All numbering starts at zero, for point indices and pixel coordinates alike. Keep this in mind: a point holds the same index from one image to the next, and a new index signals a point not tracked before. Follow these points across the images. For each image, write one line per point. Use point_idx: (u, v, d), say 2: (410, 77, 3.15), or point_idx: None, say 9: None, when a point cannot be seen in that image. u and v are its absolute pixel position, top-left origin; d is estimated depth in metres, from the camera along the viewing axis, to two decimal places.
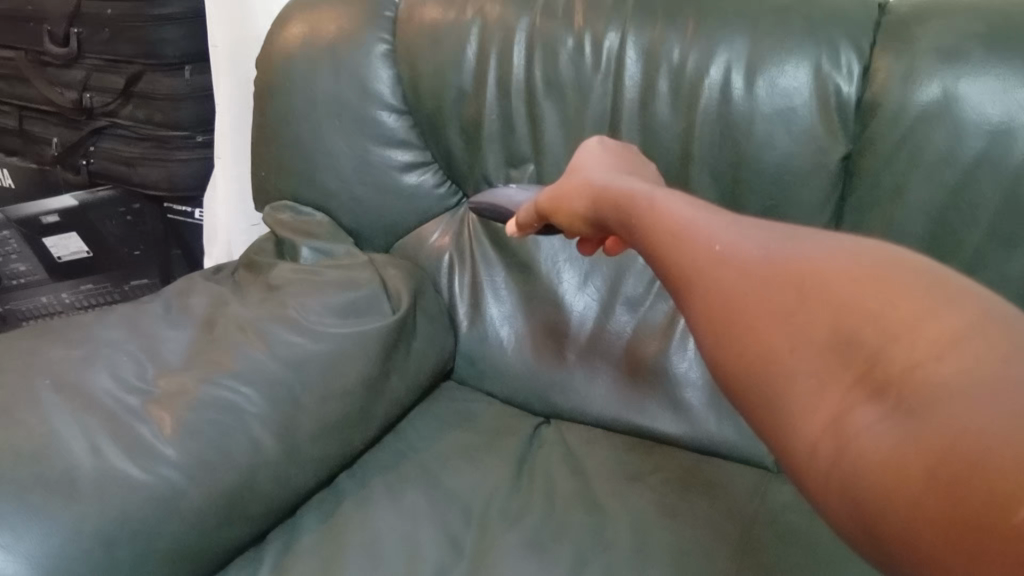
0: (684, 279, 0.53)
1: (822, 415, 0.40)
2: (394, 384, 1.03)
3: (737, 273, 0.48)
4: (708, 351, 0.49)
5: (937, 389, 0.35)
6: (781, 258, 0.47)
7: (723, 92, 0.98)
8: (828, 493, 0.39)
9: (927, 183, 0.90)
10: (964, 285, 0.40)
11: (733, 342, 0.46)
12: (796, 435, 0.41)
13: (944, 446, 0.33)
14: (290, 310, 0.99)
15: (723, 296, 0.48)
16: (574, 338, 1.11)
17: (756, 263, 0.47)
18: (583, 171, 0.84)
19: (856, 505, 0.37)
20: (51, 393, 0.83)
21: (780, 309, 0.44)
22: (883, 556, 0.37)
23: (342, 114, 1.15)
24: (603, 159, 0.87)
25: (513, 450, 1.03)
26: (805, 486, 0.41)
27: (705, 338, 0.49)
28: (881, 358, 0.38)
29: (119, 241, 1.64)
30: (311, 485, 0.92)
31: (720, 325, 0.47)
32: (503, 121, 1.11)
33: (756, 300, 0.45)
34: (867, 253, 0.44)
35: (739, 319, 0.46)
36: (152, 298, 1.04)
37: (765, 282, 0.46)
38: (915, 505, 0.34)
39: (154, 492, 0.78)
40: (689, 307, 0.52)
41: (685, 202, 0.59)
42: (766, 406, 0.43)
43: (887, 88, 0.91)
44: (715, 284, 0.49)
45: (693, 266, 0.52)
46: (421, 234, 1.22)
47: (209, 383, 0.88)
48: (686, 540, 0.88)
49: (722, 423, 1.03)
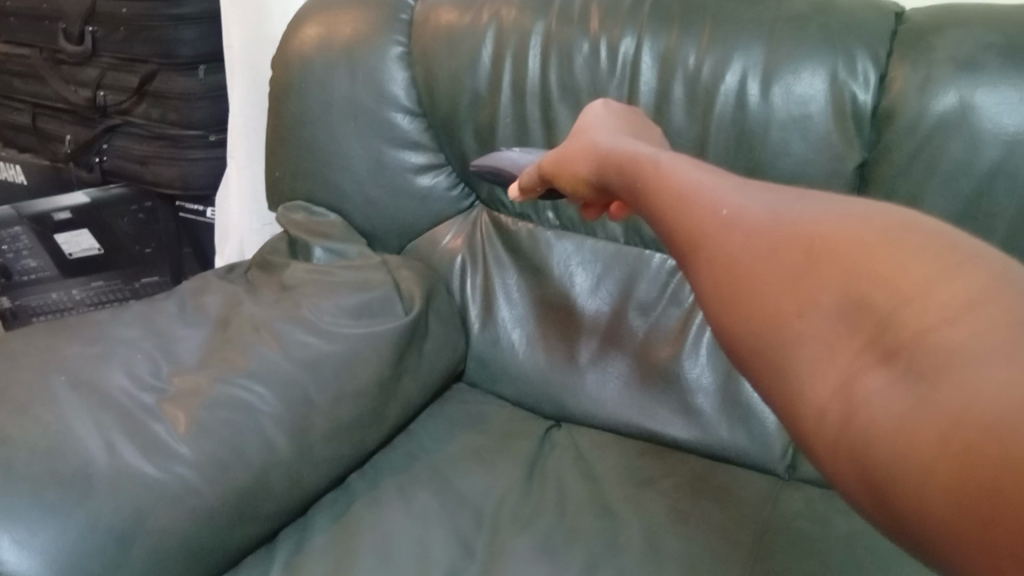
0: (690, 243, 0.53)
1: (831, 378, 0.40)
2: (406, 386, 1.03)
3: (745, 238, 0.48)
4: (717, 317, 0.49)
5: (948, 354, 0.35)
6: (789, 220, 0.47)
7: (739, 99, 0.98)
8: (835, 456, 0.40)
9: (942, 193, 0.91)
10: (980, 248, 0.39)
11: (744, 307, 0.46)
12: (804, 398, 0.41)
13: (956, 411, 0.33)
14: (303, 310, 0.99)
15: (732, 262, 0.48)
16: (585, 342, 1.11)
17: (765, 226, 0.47)
18: (590, 135, 0.83)
19: (864, 468, 0.37)
20: (67, 390, 0.83)
21: (789, 273, 0.44)
22: (889, 519, 0.37)
23: (357, 117, 1.16)
24: (607, 122, 0.86)
25: (523, 453, 1.03)
26: (811, 449, 0.42)
27: (713, 302, 0.49)
28: (892, 320, 0.38)
29: (132, 239, 1.64)
30: (323, 485, 0.93)
31: (730, 290, 0.47)
32: (517, 124, 1.12)
33: (766, 265, 0.46)
34: (878, 215, 0.44)
35: (748, 284, 0.46)
36: (167, 296, 1.04)
37: (774, 246, 0.46)
38: (925, 471, 0.34)
39: (169, 490, 0.78)
40: (698, 270, 0.52)
41: (693, 167, 0.59)
42: (776, 370, 0.43)
43: (903, 97, 0.91)
44: (724, 248, 0.49)
45: (700, 230, 0.52)
46: (434, 236, 1.22)
47: (223, 382, 0.89)
48: (696, 548, 0.88)
49: (733, 428, 1.03)
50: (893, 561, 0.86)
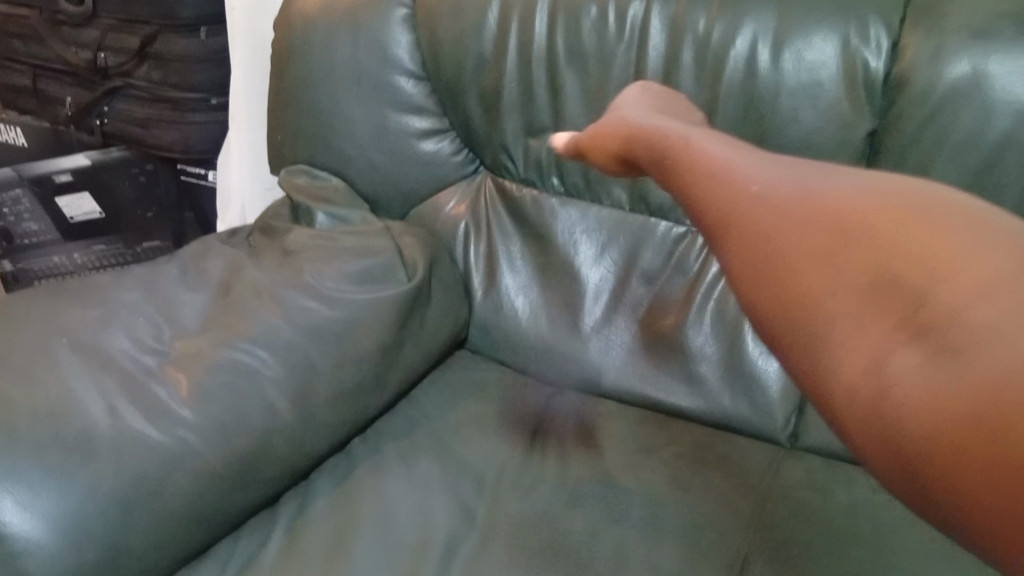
0: (711, 215, 0.53)
1: (857, 354, 0.41)
2: (408, 353, 1.03)
3: (773, 213, 0.49)
4: (739, 289, 0.50)
5: (982, 332, 0.36)
6: (819, 197, 0.48)
7: (748, 66, 0.96)
8: (860, 431, 0.41)
9: (952, 162, 0.89)
10: (1014, 233, 0.41)
11: (769, 281, 0.47)
12: (829, 372, 0.42)
13: (992, 389, 0.35)
14: (305, 276, 0.98)
15: (758, 234, 0.49)
16: (589, 311, 1.10)
17: (794, 203, 0.48)
18: (617, 109, 0.83)
19: (890, 443, 0.39)
20: (69, 353, 0.83)
21: (817, 249, 0.45)
22: (914, 492, 0.38)
23: (361, 81, 1.14)
24: (640, 99, 0.86)
25: (525, 420, 1.03)
26: (834, 422, 0.43)
27: (736, 276, 0.50)
28: (923, 298, 0.39)
29: (133, 203, 1.64)
30: (325, 449, 0.93)
31: (754, 264, 0.48)
32: (523, 89, 1.10)
33: (794, 241, 0.47)
34: (909, 196, 0.45)
35: (774, 258, 0.47)
36: (169, 259, 1.03)
37: (803, 223, 0.47)
38: (959, 445, 0.35)
39: (171, 454, 0.78)
40: (718, 244, 0.53)
41: (716, 139, 0.60)
42: (801, 343, 0.44)
43: (915, 65, 0.90)
44: (751, 223, 0.50)
45: (724, 201, 0.52)
46: (437, 202, 1.20)
47: (226, 347, 0.88)
48: (698, 516, 0.89)
49: (736, 397, 1.02)
50: (892, 532, 0.87)
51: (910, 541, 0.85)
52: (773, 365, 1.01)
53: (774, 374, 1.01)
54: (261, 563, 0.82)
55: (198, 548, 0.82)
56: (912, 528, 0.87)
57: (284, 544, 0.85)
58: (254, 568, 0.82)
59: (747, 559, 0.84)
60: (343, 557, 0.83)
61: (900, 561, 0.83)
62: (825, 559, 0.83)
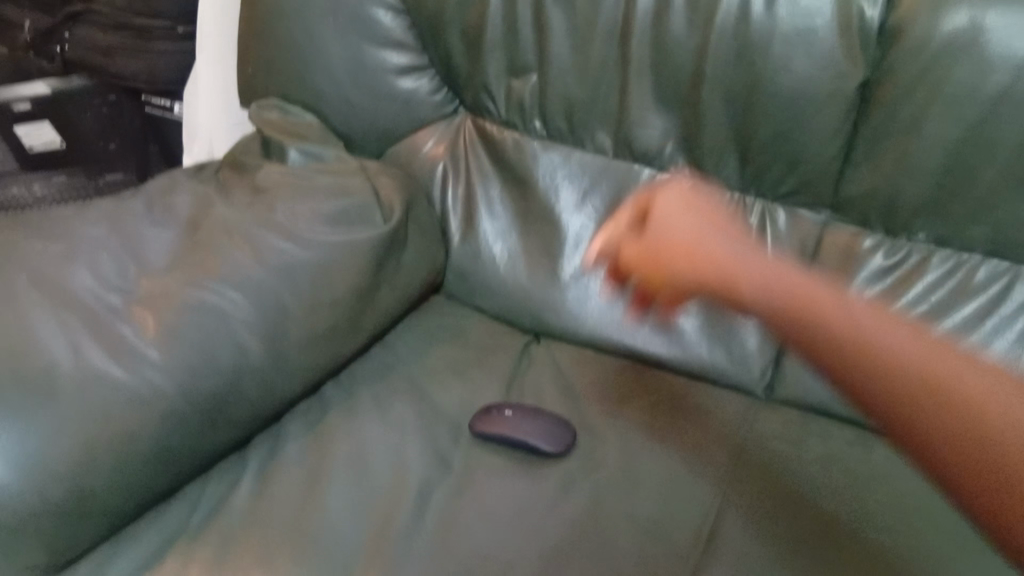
0: (809, 308, 0.61)
1: (968, 437, 0.50)
2: (383, 296, 1.00)
3: (883, 322, 0.57)
4: (843, 374, 0.57)
5: None
6: (918, 328, 0.57)
7: (742, 10, 0.93)
8: (980, 494, 0.49)
9: (947, 115, 0.88)
10: None
11: (880, 375, 0.55)
12: (945, 455, 0.51)
13: None
14: (277, 215, 0.95)
15: (862, 333, 0.57)
16: (569, 258, 1.08)
17: (900, 322, 0.57)
18: (670, 219, 0.97)
19: (1011, 495, 0.47)
20: (29, 290, 0.80)
21: (932, 356, 0.54)
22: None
23: (337, 13, 1.09)
24: (682, 209, 0.97)
25: (503, 367, 1.01)
26: (949, 483, 0.51)
27: (840, 365, 0.58)
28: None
29: (95, 134, 1.51)
30: (297, 393, 0.91)
31: (866, 351, 0.56)
32: (507, 27, 1.06)
33: (907, 348, 0.55)
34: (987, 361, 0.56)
35: (883, 353, 0.55)
36: (134, 193, 0.99)
37: (915, 336, 0.56)
38: None
39: (136, 395, 0.76)
40: (816, 327, 0.60)
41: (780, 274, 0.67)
42: (917, 433, 0.53)
43: (914, 14, 0.88)
44: (858, 326, 0.58)
45: (826, 307, 0.60)
46: (415, 142, 1.16)
47: (193, 286, 0.85)
48: (674, 467, 0.89)
49: (714, 349, 1.02)
50: (866, 485, 0.87)
51: (883, 494, 0.86)
52: (753, 317, 1.00)
53: (753, 326, 1.00)
54: (230, 506, 0.81)
55: (164, 489, 0.80)
56: (885, 481, 0.88)
57: (254, 487, 0.83)
58: (223, 511, 0.80)
59: (723, 508, 0.84)
60: (315, 501, 0.81)
61: (876, 513, 0.83)
62: (800, 509, 0.83)
